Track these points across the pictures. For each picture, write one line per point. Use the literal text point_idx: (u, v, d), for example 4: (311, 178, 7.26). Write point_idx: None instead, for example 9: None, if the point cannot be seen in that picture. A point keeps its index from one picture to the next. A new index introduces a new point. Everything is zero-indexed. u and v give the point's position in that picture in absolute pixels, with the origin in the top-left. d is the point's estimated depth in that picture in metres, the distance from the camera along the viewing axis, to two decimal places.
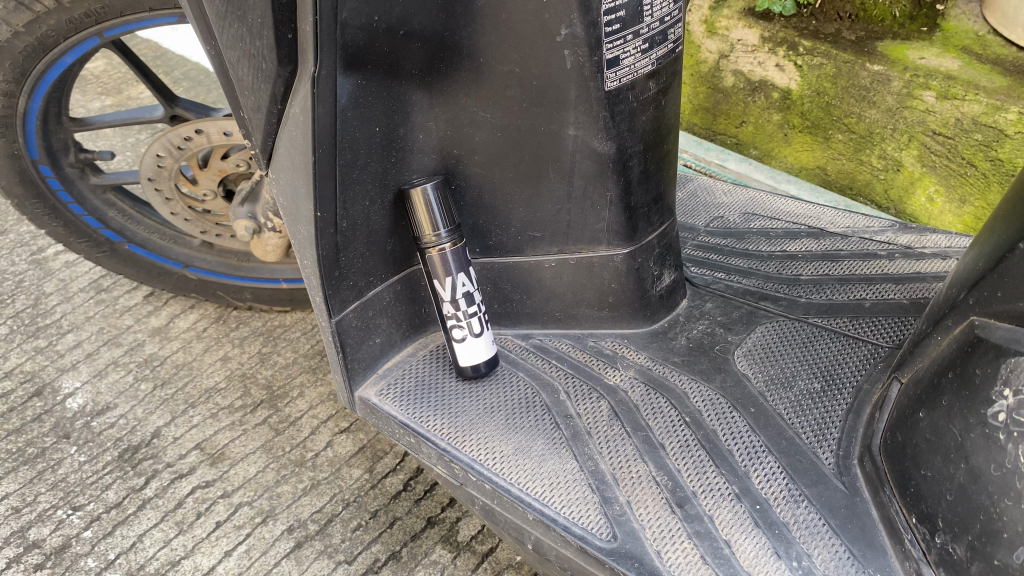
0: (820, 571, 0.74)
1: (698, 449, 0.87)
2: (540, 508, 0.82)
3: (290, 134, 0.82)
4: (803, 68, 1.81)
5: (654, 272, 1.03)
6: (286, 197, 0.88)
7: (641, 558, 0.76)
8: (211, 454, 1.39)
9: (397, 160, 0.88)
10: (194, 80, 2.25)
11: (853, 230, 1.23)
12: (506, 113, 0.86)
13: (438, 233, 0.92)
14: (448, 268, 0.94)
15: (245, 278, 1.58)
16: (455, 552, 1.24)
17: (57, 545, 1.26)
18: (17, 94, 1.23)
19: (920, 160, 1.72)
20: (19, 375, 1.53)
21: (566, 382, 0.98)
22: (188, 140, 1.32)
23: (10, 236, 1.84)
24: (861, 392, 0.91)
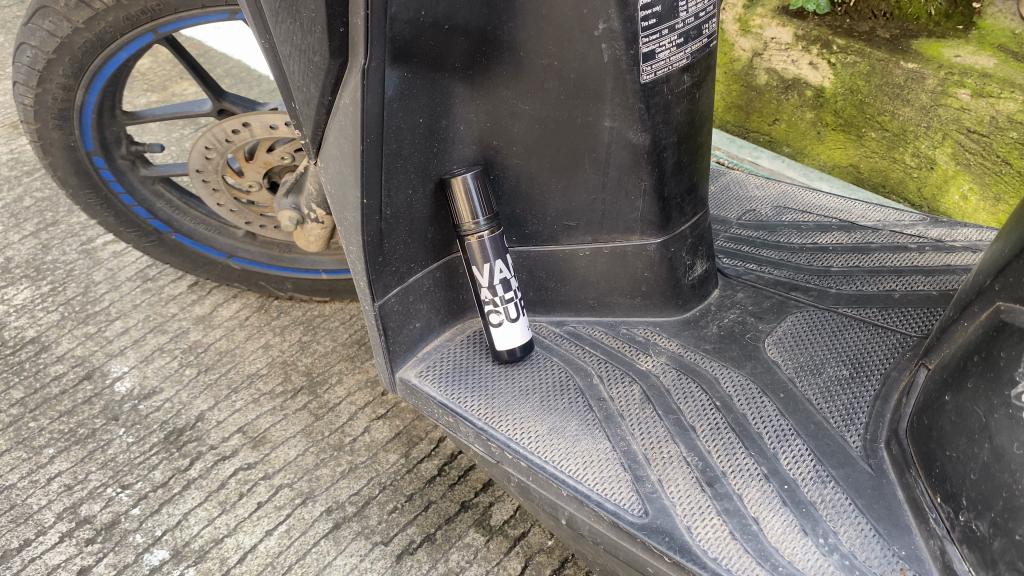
0: (846, 548, 0.77)
1: (727, 432, 0.89)
2: (573, 485, 0.85)
3: (339, 124, 0.86)
4: (837, 67, 1.82)
5: (686, 262, 1.06)
6: (334, 184, 0.93)
7: (671, 533, 0.79)
8: (252, 438, 1.44)
9: (439, 150, 0.92)
10: (236, 77, 2.31)
11: (883, 224, 1.24)
12: (545, 105, 0.89)
13: (477, 220, 0.96)
14: (486, 255, 0.98)
15: (288, 269, 1.62)
16: (488, 536, 1.28)
17: (106, 521, 1.31)
18: (75, 88, 1.29)
19: (954, 158, 1.73)
20: (71, 359, 1.59)
21: (599, 367, 1.01)
22: (234, 133, 1.37)
23: (61, 227, 1.90)
24: (889, 379, 0.93)
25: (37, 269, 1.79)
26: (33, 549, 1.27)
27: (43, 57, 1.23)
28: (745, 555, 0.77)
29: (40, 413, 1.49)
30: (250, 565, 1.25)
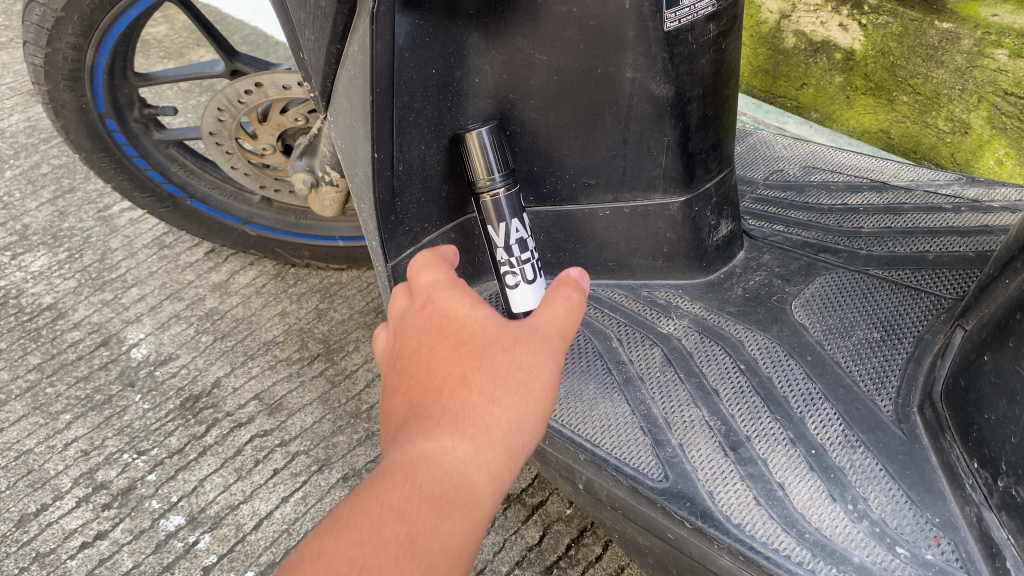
0: (876, 514, 0.73)
1: (752, 395, 0.86)
2: (591, 449, 0.82)
3: (349, 74, 0.83)
4: (868, 28, 1.76)
5: (710, 222, 1.02)
6: (345, 139, 0.90)
7: (692, 498, 0.76)
8: (269, 405, 1.42)
9: (453, 104, 0.88)
10: (253, 44, 2.28)
11: (917, 183, 1.19)
12: (564, 55, 0.85)
13: (492, 177, 0.91)
14: (501, 214, 0.93)
15: (304, 235, 1.60)
16: (505, 504, 1.25)
17: (123, 486, 1.30)
18: (85, 47, 1.27)
19: (990, 121, 1.66)
20: (87, 326, 1.58)
21: (619, 330, 0.98)
22: (247, 94, 1.34)
23: (78, 194, 1.89)
24: (922, 342, 0.89)
25: (54, 236, 1.79)
26: (50, 513, 1.27)
27: (52, 16, 1.21)
28: (770, 521, 0.73)
29: (57, 378, 1.48)
30: (266, 532, 1.23)
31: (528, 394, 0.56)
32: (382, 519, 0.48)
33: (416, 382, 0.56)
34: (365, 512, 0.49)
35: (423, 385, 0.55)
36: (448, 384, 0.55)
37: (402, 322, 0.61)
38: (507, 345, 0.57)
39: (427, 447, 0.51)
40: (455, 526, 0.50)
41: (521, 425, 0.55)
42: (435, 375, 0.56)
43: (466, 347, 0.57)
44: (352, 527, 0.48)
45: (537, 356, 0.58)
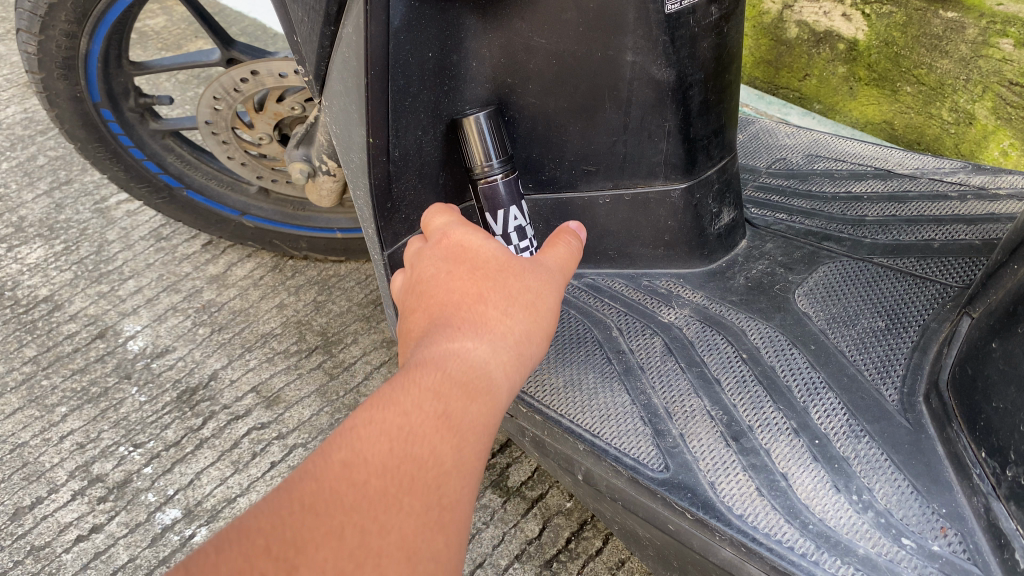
0: (881, 505, 0.72)
1: (754, 385, 0.85)
2: (590, 439, 0.81)
3: (344, 56, 0.81)
4: (871, 18, 1.74)
5: (712, 209, 1.00)
6: (341, 124, 0.88)
7: (693, 489, 0.75)
8: (266, 398, 1.41)
9: (450, 89, 0.86)
10: (251, 36, 2.27)
11: (922, 172, 1.18)
12: (563, 39, 0.84)
13: (490, 163, 0.90)
14: (500, 201, 0.91)
15: (302, 227, 1.59)
16: (505, 497, 1.24)
17: (119, 479, 1.29)
18: (79, 35, 1.25)
19: (995, 112, 1.64)
20: (84, 318, 1.57)
21: (619, 319, 0.96)
22: (243, 82, 1.32)
23: (74, 186, 1.88)
24: (928, 331, 0.87)
25: (50, 228, 1.77)
26: (45, 506, 1.26)
27: (44, 2, 1.20)
28: (773, 512, 0.72)
29: (52, 370, 1.47)
30: None
31: (536, 313, 0.65)
32: (418, 398, 0.54)
33: (437, 299, 0.63)
34: (402, 391, 0.55)
35: (444, 301, 0.63)
36: (466, 301, 0.63)
37: (419, 258, 0.69)
38: (518, 270, 0.66)
39: (451, 345, 0.59)
40: (479, 412, 0.56)
41: (530, 336, 0.63)
42: (454, 294, 0.63)
43: (482, 271, 0.65)
44: (390, 405, 0.54)
45: (543, 283, 0.67)
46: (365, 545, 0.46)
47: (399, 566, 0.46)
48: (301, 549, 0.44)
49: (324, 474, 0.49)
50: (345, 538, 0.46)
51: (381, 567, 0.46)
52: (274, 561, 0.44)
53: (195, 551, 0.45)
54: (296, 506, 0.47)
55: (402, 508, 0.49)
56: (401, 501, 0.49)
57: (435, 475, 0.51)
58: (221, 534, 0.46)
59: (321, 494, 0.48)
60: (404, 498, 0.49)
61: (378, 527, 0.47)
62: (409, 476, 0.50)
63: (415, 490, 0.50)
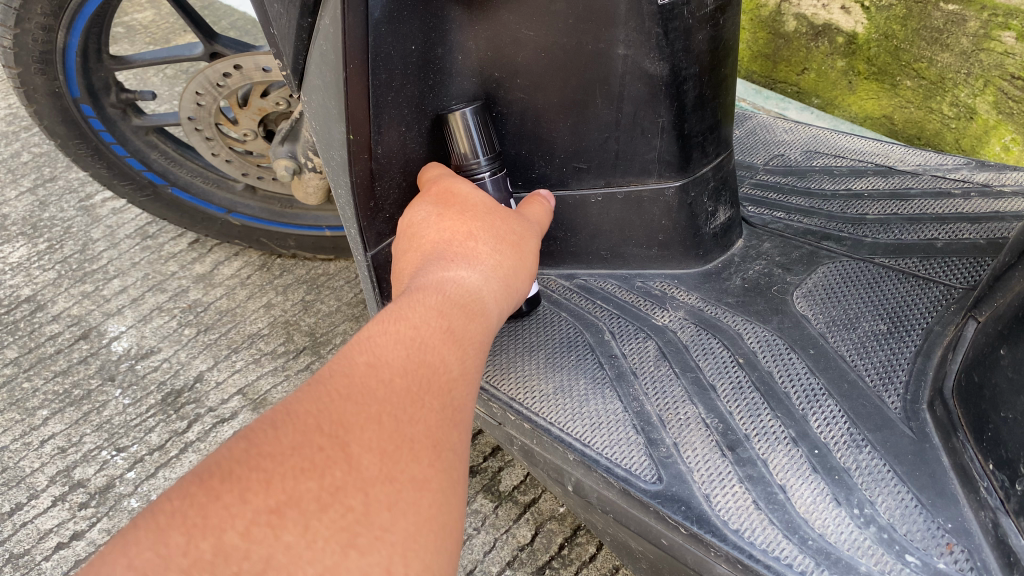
0: (885, 519, 0.68)
1: (751, 391, 0.81)
2: (580, 449, 0.78)
3: (321, 49, 0.78)
4: (871, 10, 1.70)
5: (708, 208, 0.97)
6: (320, 121, 0.85)
7: (688, 502, 0.71)
8: (253, 400, 1.38)
9: (435, 83, 0.83)
10: (240, 30, 2.23)
11: (924, 168, 1.14)
12: (551, 31, 0.80)
13: (479, 160, 0.86)
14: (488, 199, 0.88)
15: (290, 225, 1.55)
16: (497, 502, 1.20)
17: (101, 484, 1.26)
18: (56, 28, 1.22)
19: (996, 106, 1.61)
20: (67, 318, 1.54)
21: (611, 322, 0.93)
22: (226, 77, 1.29)
23: (59, 183, 1.84)
24: (932, 334, 0.84)
25: (34, 226, 1.74)
26: (25, 513, 1.23)
27: None
28: (770, 527, 0.69)
29: (34, 372, 1.44)
30: None
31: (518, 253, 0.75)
32: (426, 314, 0.61)
33: (430, 240, 0.73)
34: (411, 307, 0.61)
35: (437, 240, 0.73)
36: (457, 239, 0.72)
37: (411, 207, 0.80)
38: (502, 216, 0.77)
39: (448, 272, 0.67)
40: (477, 329, 0.63)
41: (516, 270, 0.73)
42: (445, 233, 0.73)
43: (470, 214, 0.76)
44: (402, 318, 0.60)
45: (523, 230, 0.77)
46: (401, 430, 0.50)
47: (430, 452, 0.50)
48: (348, 428, 0.48)
49: (352, 371, 0.53)
50: (382, 419, 0.50)
51: (414, 449, 0.50)
52: (326, 437, 0.47)
53: (248, 429, 0.48)
54: (332, 394, 0.51)
55: (425, 404, 0.53)
56: (424, 398, 0.54)
57: (448, 379, 0.57)
58: (262, 418, 0.49)
59: (354, 386, 0.52)
60: (426, 396, 0.54)
61: (408, 417, 0.51)
62: (427, 376, 0.55)
63: (433, 389, 0.55)
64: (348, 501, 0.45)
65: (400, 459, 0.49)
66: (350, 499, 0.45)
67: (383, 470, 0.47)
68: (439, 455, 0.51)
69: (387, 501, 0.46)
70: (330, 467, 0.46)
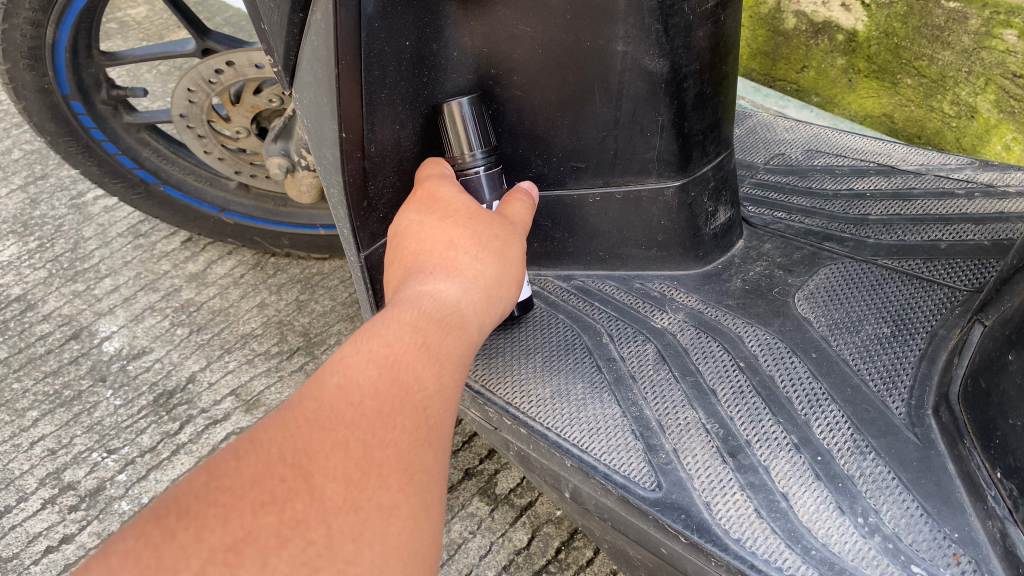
0: (890, 528, 0.67)
1: (752, 396, 0.80)
2: (577, 455, 0.76)
3: (313, 45, 0.76)
4: (871, 8, 1.68)
5: (708, 208, 0.95)
6: (313, 118, 0.83)
7: (688, 510, 0.70)
8: (246, 401, 1.36)
9: (430, 80, 0.81)
10: (234, 26, 2.20)
11: (927, 168, 1.13)
12: (549, 26, 0.78)
13: (474, 153, 0.83)
14: (482, 193, 0.85)
15: (284, 224, 1.53)
16: (492, 505, 1.18)
17: (91, 487, 1.24)
18: (45, 23, 1.19)
19: (997, 105, 1.59)
20: (58, 318, 1.52)
21: (610, 324, 0.91)
22: (218, 73, 1.27)
23: (51, 180, 1.82)
24: (936, 338, 0.82)
25: (25, 225, 1.72)
26: (14, 516, 1.21)
27: None
28: (773, 536, 0.67)
29: (24, 373, 1.42)
30: None
31: (503, 259, 0.73)
32: (403, 329, 0.59)
33: (412, 249, 0.72)
34: (387, 323, 0.59)
35: (418, 250, 0.71)
36: (438, 249, 0.70)
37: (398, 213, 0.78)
38: (485, 220, 0.75)
39: (426, 285, 0.66)
40: (456, 343, 0.61)
41: (499, 278, 0.70)
42: (427, 242, 0.72)
43: (453, 220, 0.74)
44: (377, 334, 0.58)
45: (508, 233, 0.75)
46: (368, 456, 0.49)
47: (399, 477, 0.49)
48: (312, 457, 0.47)
49: (321, 394, 0.51)
50: (350, 446, 0.48)
51: (383, 476, 0.48)
52: (288, 468, 0.46)
53: (210, 460, 0.46)
54: (298, 420, 0.49)
55: (397, 425, 0.52)
56: (395, 419, 0.52)
57: (422, 397, 0.55)
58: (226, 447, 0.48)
59: (323, 411, 0.50)
60: (398, 417, 0.52)
61: (377, 442, 0.50)
62: (400, 395, 0.54)
63: (405, 409, 0.53)
64: (310, 535, 0.43)
65: (366, 487, 0.47)
66: (312, 533, 0.43)
67: (347, 500, 0.46)
68: (409, 480, 0.50)
69: (352, 533, 0.45)
70: (292, 500, 0.44)
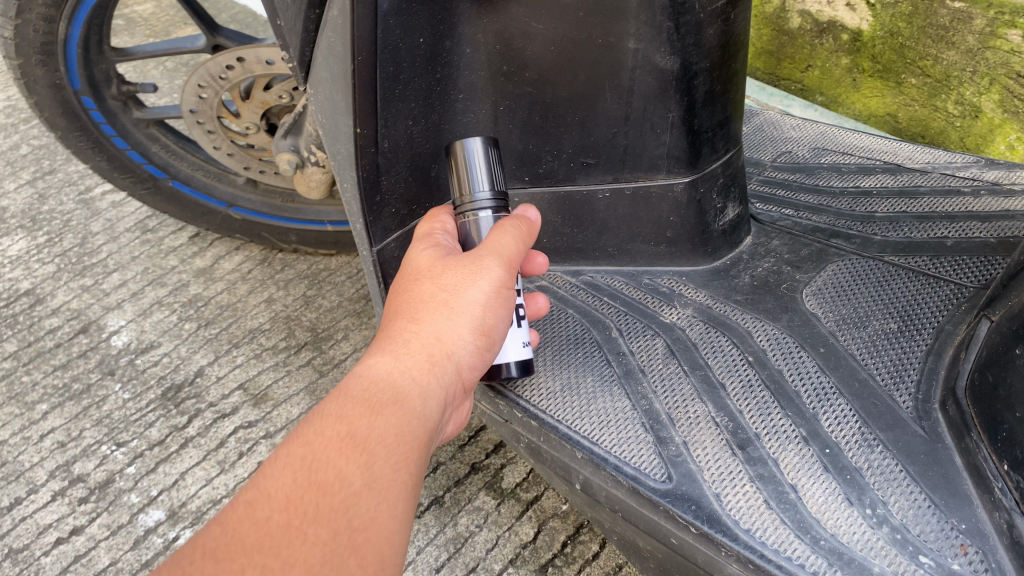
0: (898, 519, 0.68)
1: (761, 390, 0.81)
2: (588, 447, 0.77)
3: (329, 41, 0.77)
4: (876, 8, 1.69)
5: (717, 204, 0.96)
6: (327, 114, 0.84)
7: (699, 501, 0.71)
8: (254, 395, 1.37)
9: (443, 77, 0.82)
10: (241, 23, 2.21)
11: (933, 166, 1.14)
12: (561, 23, 0.79)
13: (473, 194, 0.81)
14: (483, 239, 0.80)
15: (291, 219, 1.54)
16: (499, 499, 1.19)
17: (101, 479, 1.25)
18: (57, 19, 1.20)
19: (1001, 105, 1.60)
20: (66, 312, 1.52)
21: (619, 319, 0.92)
22: (229, 70, 1.28)
23: (59, 175, 1.83)
24: (943, 334, 0.83)
25: (33, 219, 1.72)
26: (24, 508, 1.22)
27: None
28: (782, 526, 0.68)
29: (33, 366, 1.42)
30: None
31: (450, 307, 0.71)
32: (323, 427, 0.63)
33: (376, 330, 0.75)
34: (314, 422, 0.64)
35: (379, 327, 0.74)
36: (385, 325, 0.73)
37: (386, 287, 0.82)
38: (433, 271, 0.73)
39: (364, 369, 0.69)
40: (385, 427, 0.64)
41: (439, 335, 0.70)
42: (383, 319, 0.75)
43: (401, 286, 0.75)
44: (305, 437, 0.63)
45: (459, 269, 0.73)
46: None
47: None
48: None
49: (236, 517, 0.58)
50: (252, 571, 0.54)
51: None
52: None
53: None
54: (209, 553, 0.56)
55: (307, 537, 0.57)
56: (305, 531, 0.57)
57: (340, 498, 0.59)
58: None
59: (232, 537, 0.57)
60: (306, 529, 0.57)
61: (282, 561, 0.55)
62: (310, 503, 0.58)
63: (315, 519, 0.58)
64: None
65: None
66: None
67: None
68: None
69: None
70: None
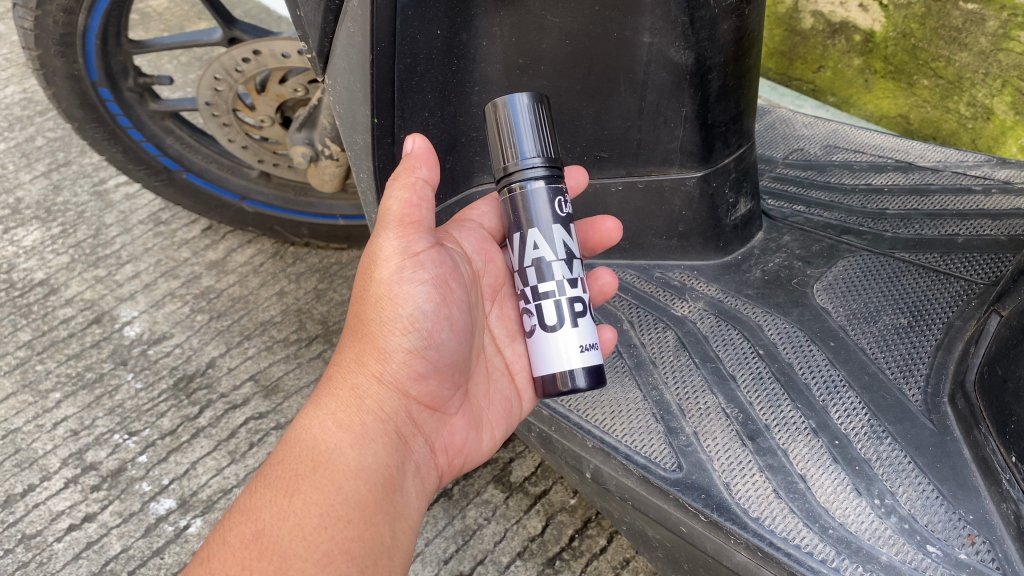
0: (905, 510, 0.68)
1: (771, 382, 0.81)
2: (600, 436, 0.78)
3: (349, 32, 0.79)
4: (889, 9, 1.69)
5: (728, 200, 0.97)
6: (345, 103, 0.86)
7: (708, 490, 0.71)
8: (265, 386, 1.38)
9: (459, 69, 0.82)
10: (255, 18, 2.22)
11: (944, 164, 1.14)
12: (576, 17, 0.80)
13: (508, 168, 0.75)
14: (518, 219, 0.76)
15: (304, 213, 1.55)
16: (507, 493, 1.20)
17: (113, 468, 1.26)
18: (77, 10, 1.22)
19: (1014, 107, 1.60)
20: (80, 303, 1.54)
21: (630, 312, 0.93)
22: (245, 62, 1.29)
23: (73, 167, 1.84)
24: (953, 328, 0.84)
25: (47, 211, 1.74)
26: (37, 494, 1.23)
27: None
28: (791, 515, 0.69)
29: (47, 355, 1.44)
30: None
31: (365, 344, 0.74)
32: (230, 529, 0.64)
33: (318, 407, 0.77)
34: (223, 527, 0.64)
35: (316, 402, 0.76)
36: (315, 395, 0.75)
37: None
38: (354, 319, 0.76)
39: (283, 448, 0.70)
40: (296, 508, 0.64)
41: (355, 374, 0.73)
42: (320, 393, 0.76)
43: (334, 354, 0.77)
44: (212, 546, 0.63)
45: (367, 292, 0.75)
46: None
47: None
48: None
49: None
50: None
51: None
52: None
53: None
54: None
55: None
56: None
57: None
58: None
59: None
60: None
61: None
62: None
63: None
64: None
65: None
66: None
67: None
68: None
69: None
70: None
